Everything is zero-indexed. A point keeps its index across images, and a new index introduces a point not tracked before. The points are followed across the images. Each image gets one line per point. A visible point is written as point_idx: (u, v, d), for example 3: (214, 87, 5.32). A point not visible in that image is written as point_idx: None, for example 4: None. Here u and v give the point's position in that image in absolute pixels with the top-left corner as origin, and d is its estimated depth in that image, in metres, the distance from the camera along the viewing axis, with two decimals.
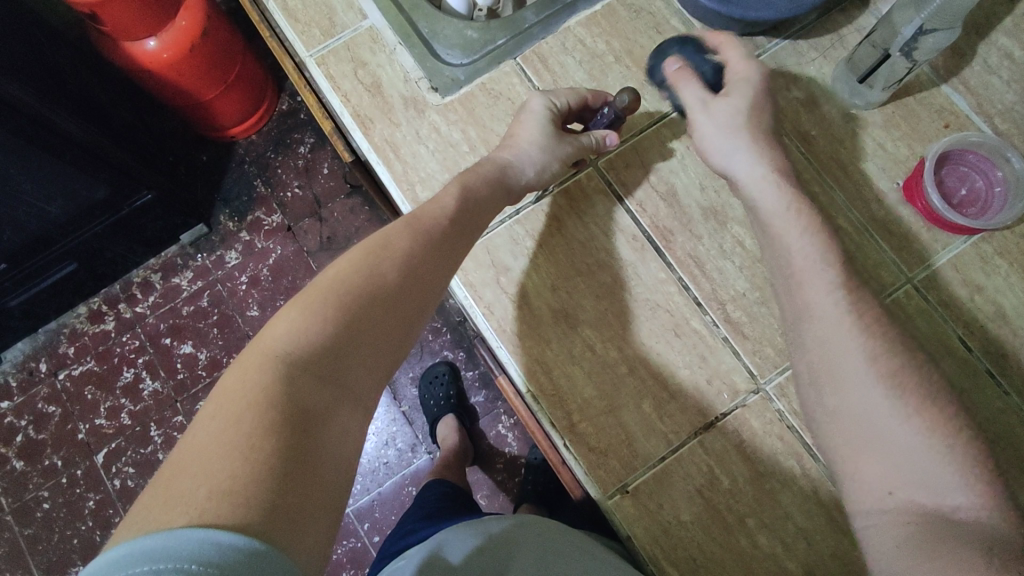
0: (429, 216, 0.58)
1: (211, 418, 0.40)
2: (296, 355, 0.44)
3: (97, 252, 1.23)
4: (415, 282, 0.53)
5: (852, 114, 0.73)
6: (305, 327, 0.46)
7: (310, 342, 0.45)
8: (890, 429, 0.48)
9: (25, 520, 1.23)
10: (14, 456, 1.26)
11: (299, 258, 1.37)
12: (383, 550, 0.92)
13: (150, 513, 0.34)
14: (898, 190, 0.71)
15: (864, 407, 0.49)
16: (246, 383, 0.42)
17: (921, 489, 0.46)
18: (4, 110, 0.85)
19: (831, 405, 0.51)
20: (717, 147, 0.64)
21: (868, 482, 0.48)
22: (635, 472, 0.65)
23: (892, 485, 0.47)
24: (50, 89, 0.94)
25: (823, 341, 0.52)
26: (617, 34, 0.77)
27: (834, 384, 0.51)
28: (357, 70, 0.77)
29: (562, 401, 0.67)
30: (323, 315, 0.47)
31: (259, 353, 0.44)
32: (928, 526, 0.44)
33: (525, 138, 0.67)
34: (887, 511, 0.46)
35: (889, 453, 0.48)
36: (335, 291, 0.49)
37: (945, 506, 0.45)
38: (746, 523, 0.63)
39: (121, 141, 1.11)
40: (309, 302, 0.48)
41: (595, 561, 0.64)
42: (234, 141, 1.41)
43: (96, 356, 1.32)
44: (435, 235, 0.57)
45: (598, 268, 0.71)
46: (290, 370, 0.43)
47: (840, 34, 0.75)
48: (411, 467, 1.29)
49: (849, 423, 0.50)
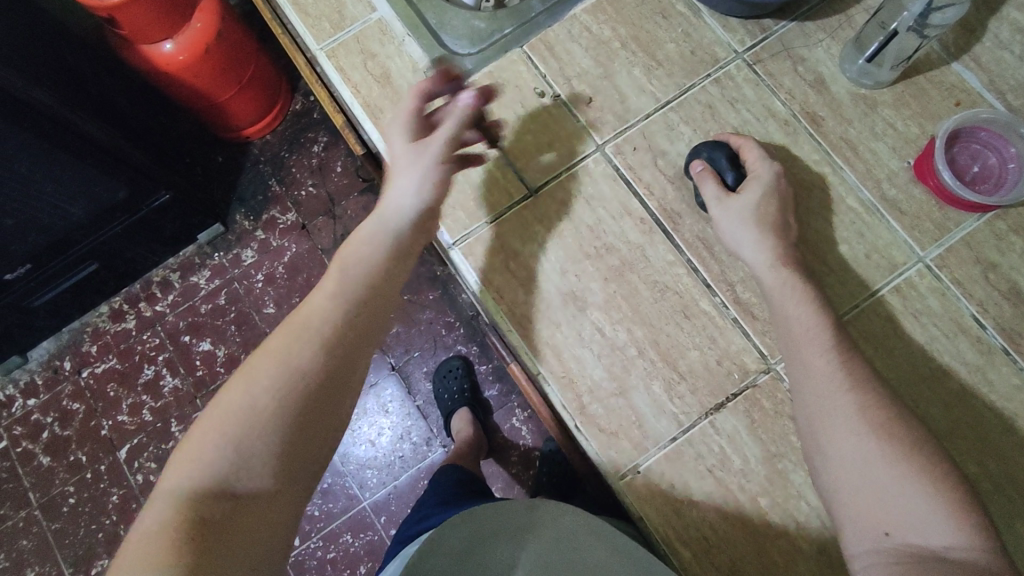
0: (358, 261, 0.60)
1: (158, 503, 0.45)
2: (229, 426, 0.48)
3: (117, 253, 1.26)
4: (349, 326, 0.56)
5: (861, 94, 0.73)
6: (241, 396, 0.50)
7: (241, 410, 0.49)
8: (883, 470, 0.51)
9: (53, 514, 1.27)
10: (40, 451, 1.30)
11: (314, 254, 1.40)
12: (400, 534, 0.96)
13: None
14: (909, 169, 0.71)
15: (860, 453, 0.52)
16: (185, 467, 0.47)
17: (912, 527, 0.48)
18: (31, 115, 0.89)
19: (831, 444, 0.54)
20: (732, 233, 0.66)
21: (864, 522, 0.50)
22: (646, 452, 0.66)
23: (887, 525, 0.49)
24: (70, 95, 0.97)
25: (824, 390, 0.56)
26: (623, 21, 0.77)
27: (833, 425, 0.54)
28: (366, 62, 0.78)
29: (572, 382, 0.68)
30: (257, 380, 0.50)
31: (201, 430, 0.49)
32: (927, 564, 0.45)
33: (401, 181, 0.64)
34: (883, 549, 0.48)
35: (884, 491, 0.50)
36: (244, 391, 0.50)
37: (934, 546, 0.47)
38: (758, 502, 0.64)
39: (138, 142, 1.14)
40: (246, 371, 0.52)
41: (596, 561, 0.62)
42: (248, 141, 1.44)
43: (118, 354, 1.35)
44: (365, 276, 0.59)
45: (607, 251, 0.71)
46: (224, 444, 0.47)
47: (847, 14, 0.75)
48: (426, 460, 1.31)
49: (850, 464, 0.52)
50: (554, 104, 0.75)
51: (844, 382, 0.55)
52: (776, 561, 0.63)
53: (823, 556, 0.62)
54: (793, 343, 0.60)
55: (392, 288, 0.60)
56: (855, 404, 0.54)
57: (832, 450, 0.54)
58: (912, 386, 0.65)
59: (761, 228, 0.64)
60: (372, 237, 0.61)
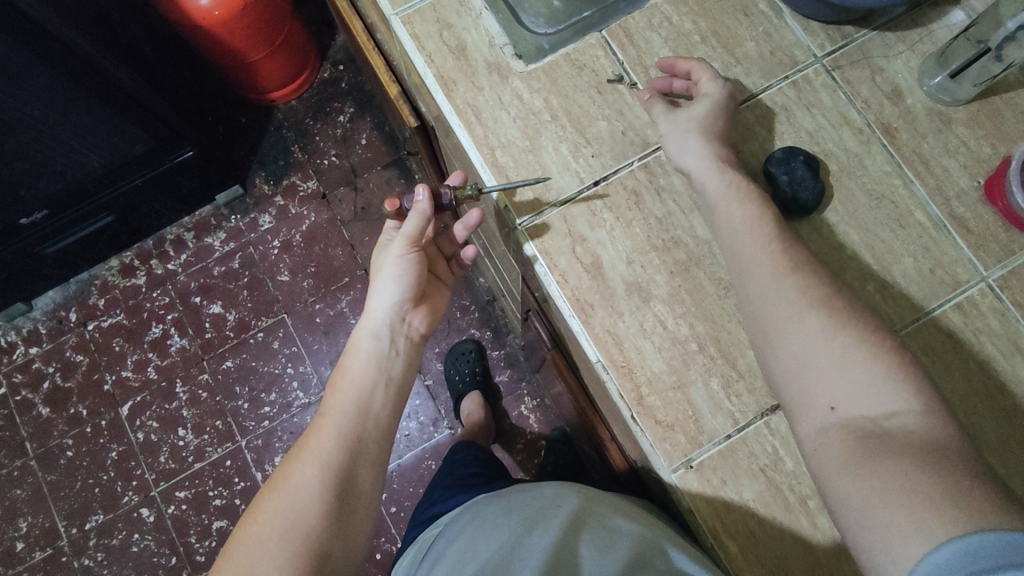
0: (352, 391, 0.74)
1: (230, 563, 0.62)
2: (267, 527, 0.62)
3: (134, 207, 1.34)
4: (347, 445, 0.70)
5: (938, 110, 0.73)
6: (271, 506, 0.64)
7: (274, 515, 0.63)
8: (830, 351, 0.55)
9: (49, 466, 1.38)
10: (41, 402, 1.41)
11: (332, 225, 1.49)
12: (416, 519, 0.98)
13: None
14: (979, 189, 0.71)
15: (806, 334, 0.56)
16: (241, 553, 0.61)
17: (855, 403, 0.53)
18: (67, 55, 0.95)
19: (777, 332, 0.57)
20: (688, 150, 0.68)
21: (814, 403, 0.55)
22: (700, 447, 0.66)
23: (833, 402, 0.54)
24: (105, 41, 1.03)
25: (767, 281, 0.59)
26: (704, 15, 0.77)
27: (778, 316, 0.57)
28: (442, 32, 0.76)
29: (631, 372, 0.68)
30: (280, 495, 0.65)
31: (245, 529, 0.64)
32: (868, 439, 0.51)
33: (378, 294, 0.80)
34: (829, 425, 0.54)
35: (834, 374, 0.54)
36: (271, 518, 0.63)
37: (876, 416, 0.52)
38: (809, 505, 0.65)
39: (167, 96, 1.21)
40: (270, 491, 0.66)
41: (597, 550, 0.66)
42: (274, 105, 1.52)
43: (126, 309, 1.46)
44: (357, 404, 0.73)
45: (674, 244, 0.70)
46: (267, 537, 0.62)
47: (929, 28, 0.75)
48: (432, 440, 1.39)
49: (798, 348, 0.56)
50: (630, 92, 0.75)
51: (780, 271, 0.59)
52: (821, 564, 0.64)
53: None
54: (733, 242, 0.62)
55: (387, 395, 0.76)
56: (807, 304, 0.57)
57: (777, 335, 0.57)
58: (966, 403, 0.66)
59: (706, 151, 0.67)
60: (364, 359, 0.77)
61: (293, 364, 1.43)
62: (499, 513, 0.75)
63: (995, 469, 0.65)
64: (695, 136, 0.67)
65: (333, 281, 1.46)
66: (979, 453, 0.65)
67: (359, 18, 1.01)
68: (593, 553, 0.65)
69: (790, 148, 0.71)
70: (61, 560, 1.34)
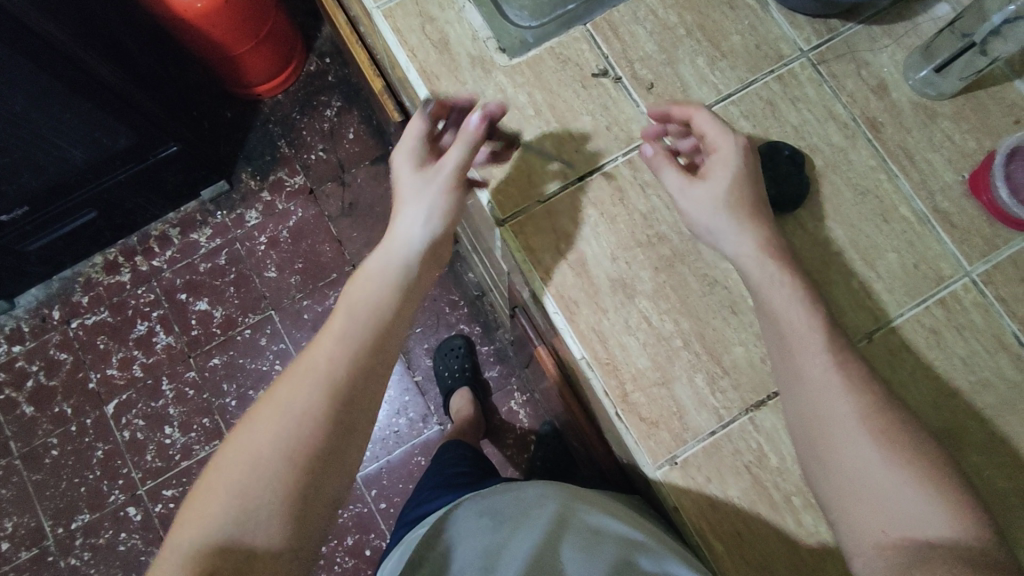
0: (366, 299, 0.63)
1: (208, 491, 0.53)
2: (256, 465, 0.54)
3: (117, 203, 1.32)
4: (357, 372, 0.59)
5: (923, 104, 0.73)
6: (265, 441, 0.54)
7: (265, 454, 0.54)
8: (876, 465, 0.55)
9: (34, 466, 1.37)
10: (25, 401, 1.39)
11: (320, 221, 1.47)
12: (404, 517, 0.98)
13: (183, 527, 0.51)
14: (963, 183, 0.71)
15: (857, 455, 0.56)
16: (223, 483, 0.53)
17: (907, 521, 0.53)
18: (43, 49, 0.93)
19: (827, 448, 0.57)
20: (708, 226, 0.64)
21: (864, 527, 0.55)
22: (684, 445, 0.66)
23: (884, 524, 0.54)
24: (83, 33, 1.00)
25: (819, 397, 0.58)
26: (690, 8, 0.76)
27: (830, 432, 0.57)
28: (424, 25, 0.75)
29: (616, 370, 0.67)
30: (279, 429, 0.55)
31: (236, 452, 0.54)
32: (916, 552, 0.52)
33: (409, 215, 0.66)
34: (880, 544, 0.54)
35: (882, 491, 0.55)
36: (262, 449, 0.54)
37: (928, 533, 0.53)
38: (792, 501, 0.65)
39: (149, 90, 1.18)
40: (266, 417, 0.56)
41: (576, 551, 0.66)
42: (260, 99, 1.49)
43: (110, 307, 1.44)
44: (373, 317, 0.62)
45: (659, 240, 0.70)
46: (255, 483, 0.53)
47: (914, 22, 0.75)
48: (422, 436, 1.38)
49: (849, 470, 0.56)
50: (615, 87, 0.74)
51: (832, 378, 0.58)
52: (803, 558, 0.64)
53: None
54: (783, 343, 0.61)
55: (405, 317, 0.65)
56: (854, 408, 0.57)
57: (828, 452, 0.57)
58: (948, 399, 0.66)
59: (735, 217, 0.63)
60: (370, 283, 0.65)
61: (280, 361, 1.42)
62: (481, 518, 0.75)
63: (977, 463, 0.65)
64: (721, 216, 0.63)
65: (320, 277, 1.45)
66: (962, 448, 0.65)
67: (343, 11, 0.99)
68: (573, 552, 0.66)
69: (774, 143, 0.71)
70: (47, 560, 1.33)
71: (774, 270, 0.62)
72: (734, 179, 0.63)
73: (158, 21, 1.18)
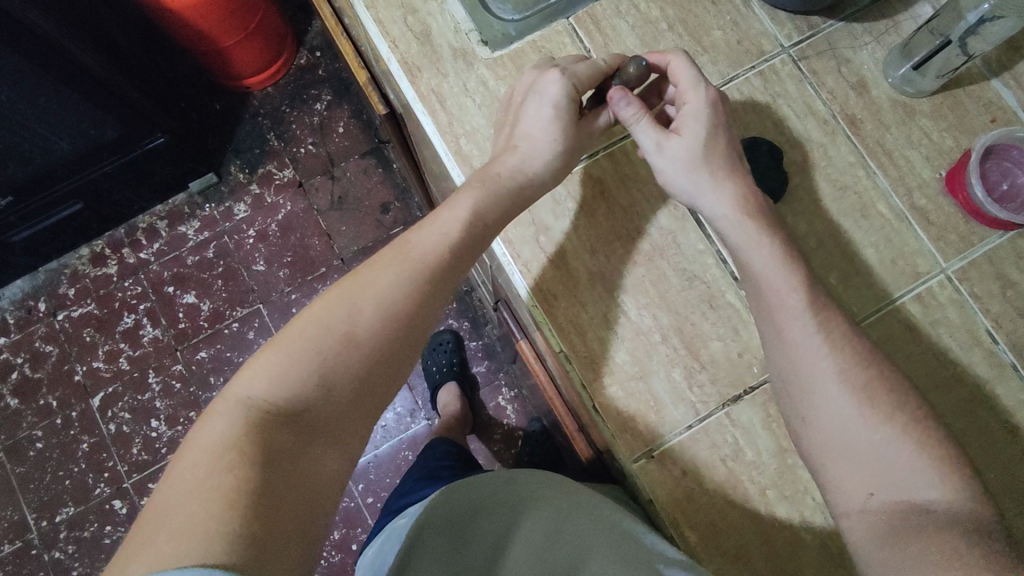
0: (482, 207, 0.61)
1: (301, 338, 0.50)
2: (350, 338, 0.51)
3: (104, 194, 1.31)
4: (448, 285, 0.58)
5: (902, 101, 0.73)
6: (364, 317, 0.52)
7: (362, 331, 0.52)
8: (862, 429, 0.56)
9: (19, 459, 1.36)
10: (10, 393, 1.38)
11: (309, 214, 1.47)
12: (387, 509, 0.98)
13: (268, 359, 0.49)
14: (941, 181, 0.71)
15: (838, 416, 0.57)
16: (317, 338, 0.50)
17: (896, 487, 0.54)
18: (26, 36, 0.92)
19: (813, 410, 0.58)
20: (682, 181, 0.65)
21: (850, 486, 0.56)
22: (661, 439, 0.66)
23: (871, 488, 0.55)
24: (68, 21, 0.99)
25: (802, 357, 0.59)
26: (673, 3, 0.76)
27: (814, 393, 0.58)
28: (407, 17, 0.75)
29: (594, 363, 0.67)
30: (377, 314, 0.53)
31: (337, 311, 0.52)
32: (908, 519, 0.53)
33: (541, 141, 0.65)
34: (869, 510, 0.55)
35: (868, 456, 0.56)
36: (361, 326, 0.52)
37: (919, 499, 0.53)
38: (767, 494, 0.65)
39: (136, 81, 1.17)
40: (370, 292, 0.54)
41: (590, 544, 0.65)
42: (249, 91, 1.49)
43: (97, 299, 1.43)
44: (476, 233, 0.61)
45: (638, 234, 0.70)
46: (345, 353, 0.51)
47: (895, 20, 0.75)
48: (409, 431, 1.38)
49: (833, 430, 0.57)
50: None
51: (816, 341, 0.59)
52: (778, 551, 0.65)
53: (826, 550, 0.64)
54: (764, 305, 0.62)
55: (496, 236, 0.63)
56: (838, 371, 0.57)
57: (813, 416, 0.58)
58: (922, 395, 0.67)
59: (714, 176, 0.64)
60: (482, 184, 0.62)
61: None
62: (472, 509, 0.71)
63: None
64: (693, 172, 0.64)
65: (309, 270, 1.45)
66: None
67: None
68: (586, 547, 0.65)
69: (755, 139, 0.71)
70: (32, 553, 1.32)
71: (754, 230, 0.63)
72: (709, 136, 0.64)
73: (145, 11, 1.17)
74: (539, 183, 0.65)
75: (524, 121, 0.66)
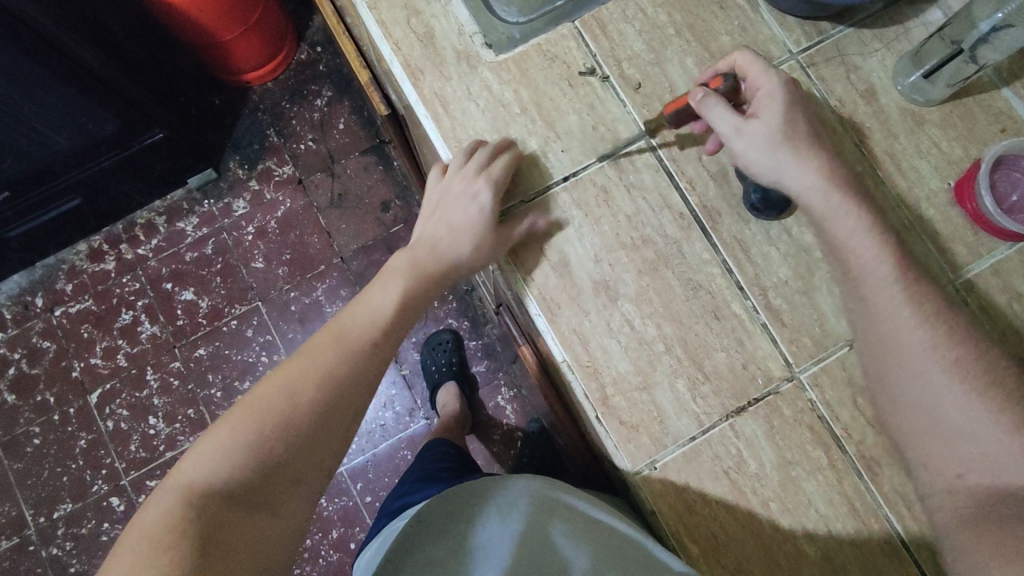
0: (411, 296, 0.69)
1: (241, 418, 0.57)
2: (282, 413, 0.57)
3: (102, 190, 1.30)
4: (375, 359, 0.64)
5: (911, 110, 0.72)
6: (295, 393, 0.58)
7: (294, 405, 0.58)
8: (954, 410, 0.57)
9: (16, 455, 1.36)
10: (6, 389, 1.38)
11: (308, 212, 1.46)
12: (384, 511, 0.98)
13: (212, 444, 0.55)
14: (949, 191, 0.71)
15: (929, 393, 0.58)
16: (251, 419, 0.56)
17: (987, 471, 0.56)
18: (22, 30, 0.90)
19: (902, 387, 0.60)
20: (759, 160, 0.63)
21: (937, 464, 0.58)
22: (664, 450, 0.66)
23: (960, 469, 0.57)
24: (65, 15, 0.97)
25: (890, 330, 0.60)
26: (680, 7, 0.75)
27: (905, 370, 0.59)
28: (410, 19, 0.74)
29: (597, 373, 0.67)
30: (306, 389, 0.59)
31: (270, 394, 0.58)
32: (998, 508, 0.55)
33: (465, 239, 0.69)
34: (954, 489, 0.57)
35: (958, 439, 0.57)
36: (294, 401, 0.58)
37: (1012, 486, 0.55)
38: (770, 506, 0.65)
39: (134, 75, 1.16)
40: (300, 372, 0.60)
41: (581, 546, 0.65)
42: (249, 86, 1.47)
43: (95, 295, 1.42)
44: (396, 315, 0.67)
45: (643, 243, 0.69)
46: (279, 428, 0.56)
47: (906, 26, 0.74)
48: (408, 430, 1.38)
49: (921, 407, 0.59)
50: (602, 86, 0.73)
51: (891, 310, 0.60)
52: (780, 564, 0.64)
53: (827, 563, 0.64)
54: (845, 275, 0.63)
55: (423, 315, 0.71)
56: (930, 346, 0.58)
57: (902, 393, 0.60)
58: None
59: (795, 152, 0.62)
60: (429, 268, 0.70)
61: (267, 352, 1.40)
62: (465, 513, 0.71)
63: None
64: (772, 150, 0.63)
65: (308, 268, 1.44)
66: None
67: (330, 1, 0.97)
68: (577, 548, 0.65)
69: None
70: (29, 550, 1.32)
71: (839, 201, 0.62)
72: (787, 114, 0.63)
73: (145, 5, 1.15)
74: (490, 223, 0.68)
75: (443, 209, 0.71)
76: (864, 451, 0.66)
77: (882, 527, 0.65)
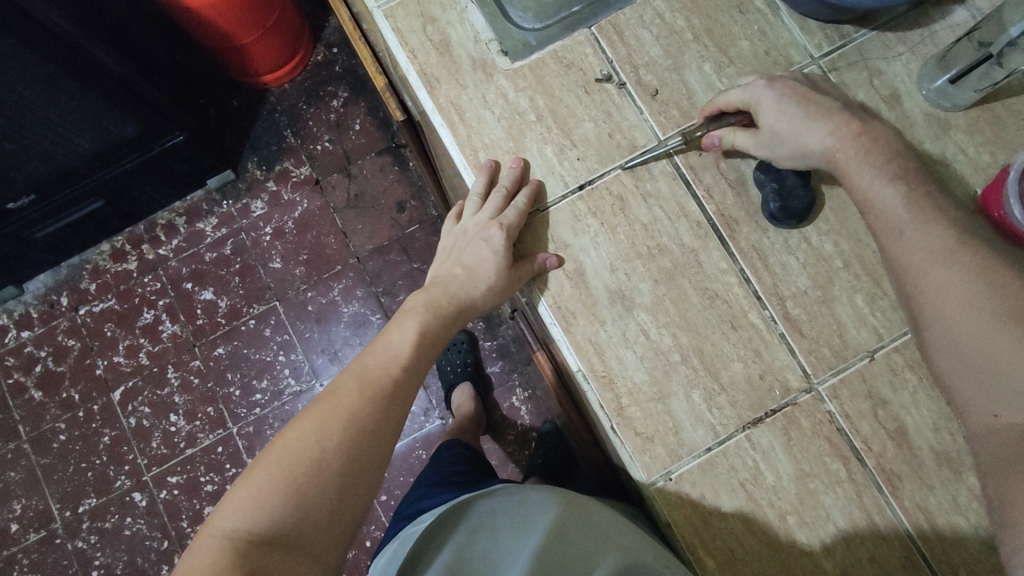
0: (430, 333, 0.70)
1: (272, 462, 0.57)
2: (314, 456, 0.57)
3: (123, 191, 1.32)
4: (401, 396, 0.65)
5: (936, 115, 0.71)
6: (324, 436, 0.59)
7: (325, 448, 0.58)
8: (975, 337, 0.51)
9: (42, 450, 1.39)
10: (33, 385, 1.41)
11: (325, 212, 1.47)
12: (398, 516, 0.98)
13: (246, 491, 0.55)
14: (975, 199, 0.69)
15: (951, 326, 0.53)
16: (283, 463, 0.57)
17: (1013, 404, 0.49)
18: (43, 35, 0.91)
19: (931, 324, 0.55)
20: (783, 141, 0.63)
21: (973, 406, 0.52)
22: (680, 460, 0.65)
23: (994, 408, 0.50)
24: (86, 21, 0.99)
25: (917, 269, 0.55)
26: (698, 12, 0.74)
27: (932, 307, 0.54)
28: (426, 26, 0.74)
29: (612, 383, 0.66)
30: (335, 431, 0.59)
31: (300, 436, 0.59)
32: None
33: (480, 280, 0.70)
34: (989, 430, 0.51)
35: (987, 371, 0.51)
36: (323, 442, 0.58)
37: None
38: (787, 519, 0.64)
39: (154, 79, 1.18)
40: (327, 414, 0.61)
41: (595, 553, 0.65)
42: (267, 88, 1.49)
43: (117, 294, 1.45)
44: (420, 349, 0.69)
45: (659, 251, 0.69)
46: (312, 470, 0.57)
47: (931, 29, 0.72)
48: (423, 430, 1.39)
49: (948, 343, 0.53)
50: (619, 92, 0.72)
51: (927, 264, 0.55)
52: None
53: None
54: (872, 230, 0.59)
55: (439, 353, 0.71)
56: (952, 274, 0.53)
57: (932, 333, 0.55)
58: (951, 421, 0.65)
59: (810, 118, 0.62)
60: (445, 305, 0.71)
61: (285, 352, 1.42)
62: (485, 523, 0.72)
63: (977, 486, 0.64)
64: (793, 130, 0.62)
65: (325, 269, 1.45)
66: (963, 471, 0.64)
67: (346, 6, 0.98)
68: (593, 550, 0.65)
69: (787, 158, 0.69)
70: (55, 542, 1.35)
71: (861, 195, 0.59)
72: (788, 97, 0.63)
73: (166, 11, 1.17)
74: (504, 259, 0.69)
75: (459, 253, 0.73)
76: (885, 464, 0.65)
77: (902, 541, 0.64)
